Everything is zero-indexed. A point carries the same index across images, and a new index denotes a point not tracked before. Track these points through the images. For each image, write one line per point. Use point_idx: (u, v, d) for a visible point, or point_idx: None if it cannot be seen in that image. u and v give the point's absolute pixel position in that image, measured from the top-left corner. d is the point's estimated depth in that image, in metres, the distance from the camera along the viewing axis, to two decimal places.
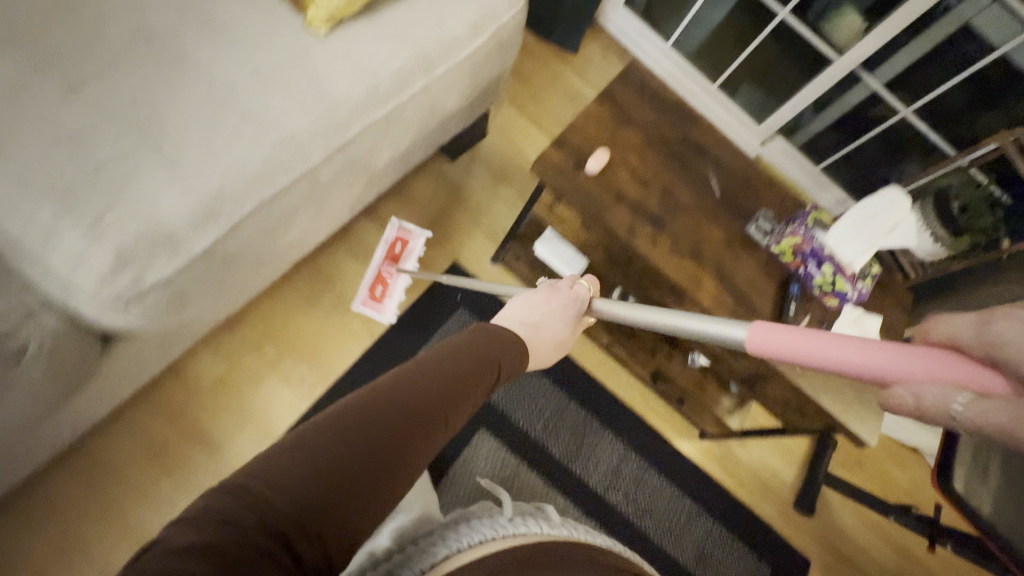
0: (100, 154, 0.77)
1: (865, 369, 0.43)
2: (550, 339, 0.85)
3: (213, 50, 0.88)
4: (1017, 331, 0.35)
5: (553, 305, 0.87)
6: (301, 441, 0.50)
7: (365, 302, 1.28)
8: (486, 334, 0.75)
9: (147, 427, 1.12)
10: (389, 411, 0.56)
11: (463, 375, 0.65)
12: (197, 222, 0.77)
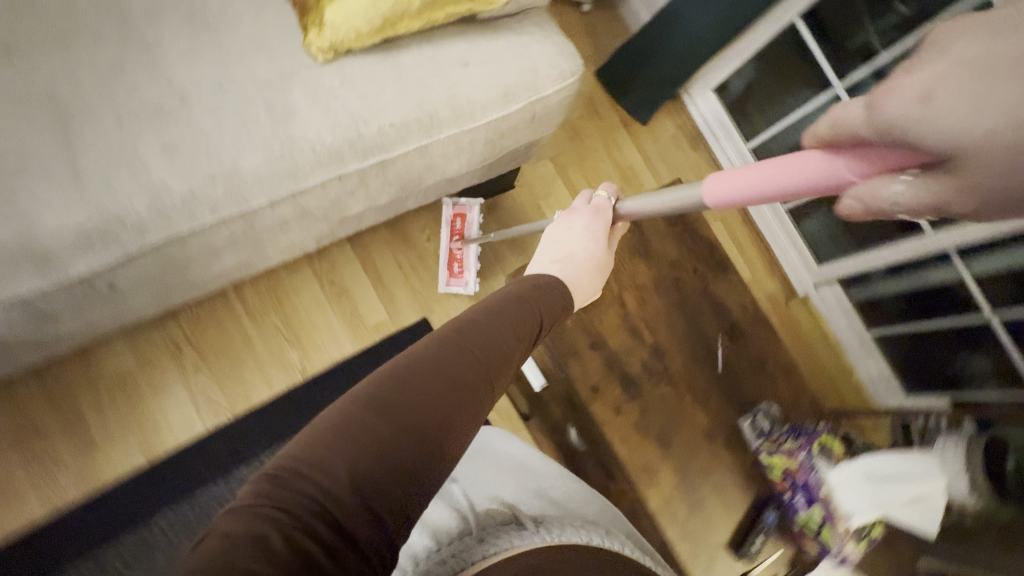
0: (5, 141, 0.69)
1: (816, 180, 0.40)
2: (587, 266, 0.72)
3: (186, 53, 0.79)
4: (902, 105, 0.31)
5: (576, 226, 0.74)
6: (345, 416, 0.41)
7: (447, 280, 1.33)
8: (531, 281, 0.63)
9: (33, 403, 1.06)
10: (443, 369, 0.46)
11: (525, 324, 0.56)
12: (79, 247, 0.69)
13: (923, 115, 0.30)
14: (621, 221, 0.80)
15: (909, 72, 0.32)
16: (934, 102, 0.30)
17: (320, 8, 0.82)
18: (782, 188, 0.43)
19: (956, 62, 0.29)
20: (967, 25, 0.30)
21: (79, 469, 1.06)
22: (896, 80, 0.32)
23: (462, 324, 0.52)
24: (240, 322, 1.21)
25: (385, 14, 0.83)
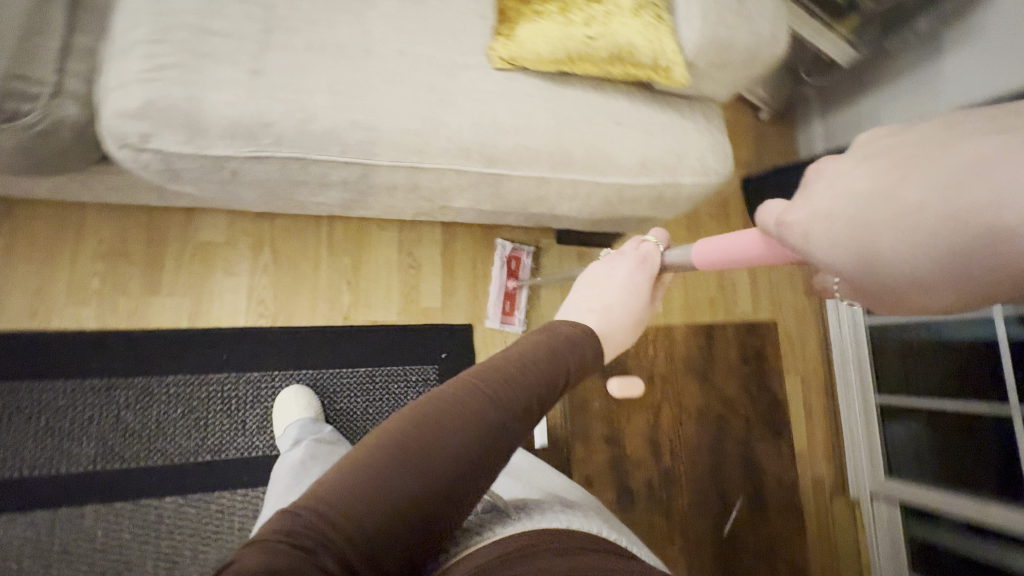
0: (219, 25, 0.79)
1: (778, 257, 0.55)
2: (625, 320, 0.66)
3: (389, 13, 0.87)
4: (793, 227, 0.43)
5: (618, 275, 0.68)
6: (359, 466, 0.43)
7: (500, 316, 1.36)
8: (563, 330, 0.58)
9: (132, 232, 1.19)
10: (450, 425, 0.46)
11: (556, 372, 0.53)
12: (226, 133, 0.77)
13: (803, 242, 0.43)
14: (668, 271, 0.74)
15: (795, 205, 0.44)
16: (810, 240, 0.42)
17: (516, 21, 0.87)
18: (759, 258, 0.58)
19: (818, 210, 0.42)
20: (831, 181, 0.41)
21: (134, 304, 1.17)
22: (788, 211, 0.44)
23: (483, 375, 0.50)
24: (318, 249, 1.29)
25: (569, 49, 0.87)
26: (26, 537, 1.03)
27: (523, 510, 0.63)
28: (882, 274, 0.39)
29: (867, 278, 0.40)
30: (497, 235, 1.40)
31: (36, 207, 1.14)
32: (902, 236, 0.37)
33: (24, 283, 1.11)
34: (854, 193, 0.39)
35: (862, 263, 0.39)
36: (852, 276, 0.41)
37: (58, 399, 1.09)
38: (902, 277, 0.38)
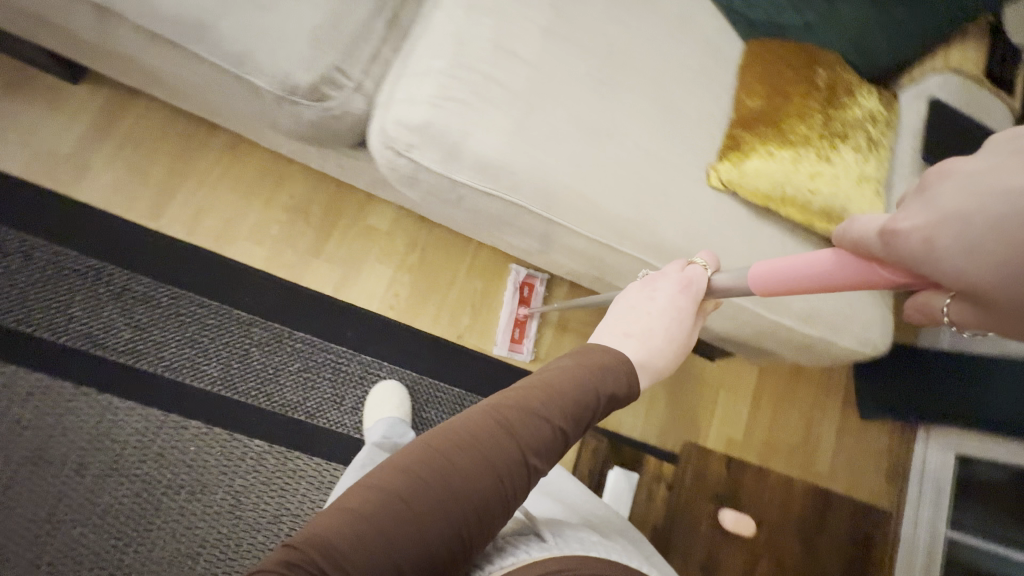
0: (504, 78, 0.90)
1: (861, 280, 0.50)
2: (665, 345, 0.66)
3: (637, 108, 0.96)
4: (912, 225, 0.43)
5: (658, 300, 0.69)
6: (362, 505, 0.45)
7: (506, 342, 1.35)
8: (593, 358, 0.60)
9: (318, 198, 1.30)
10: (464, 457, 0.49)
11: (568, 407, 0.55)
12: (476, 167, 0.87)
13: (926, 244, 0.43)
14: (712, 299, 0.74)
15: (912, 211, 0.44)
16: (935, 241, 0.42)
17: (746, 152, 0.94)
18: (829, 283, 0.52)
19: (947, 213, 0.42)
20: (953, 178, 0.43)
21: (296, 260, 1.27)
22: (901, 217, 0.45)
23: (499, 409, 0.53)
24: (457, 266, 1.37)
25: (787, 192, 0.92)
26: (137, 429, 1.12)
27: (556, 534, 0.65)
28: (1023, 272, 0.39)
29: (1011, 285, 0.39)
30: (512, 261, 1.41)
31: (254, 148, 1.27)
32: None
33: (219, 209, 1.23)
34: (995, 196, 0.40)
35: (1004, 259, 0.39)
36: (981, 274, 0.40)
37: (208, 318, 1.18)
38: None
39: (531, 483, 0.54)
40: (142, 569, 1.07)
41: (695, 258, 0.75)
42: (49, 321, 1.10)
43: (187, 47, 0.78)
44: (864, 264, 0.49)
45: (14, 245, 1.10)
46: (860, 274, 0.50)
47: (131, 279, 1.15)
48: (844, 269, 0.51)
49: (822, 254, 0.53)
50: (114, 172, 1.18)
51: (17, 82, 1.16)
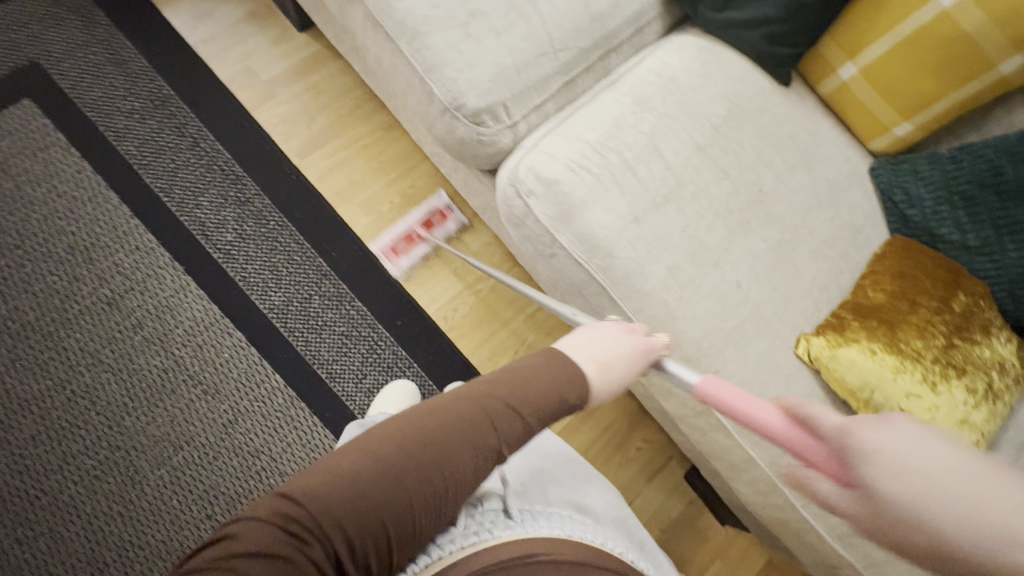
0: (642, 170, 0.93)
1: (780, 434, 0.59)
2: (617, 382, 0.74)
3: (753, 249, 0.95)
4: (861, 431, 0.46)
5: (627, 343, 0.77)
6: (348, 469, 0.55)
7: (384, 251, 1.32)
8: (561, 369, 0.69)
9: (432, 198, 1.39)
10: (445, 436, 0.58)
11: (532, 404, 0.64)
12: (579, 236, 0.90)
13: (866, 449, 0.45)
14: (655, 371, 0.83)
15: (874, 424, 0.46)
16: (873, 452, 0.44)
17: (846, 338, 0.90)
18: (766, 423, 0.60)
19: (888, 444, 0.43)
20: (907, 423, 0.44)
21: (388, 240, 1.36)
22: (858, 421, 0.47)
23: (475, 399, 0.62)
24: (520, 311, 1.38)
25: (871, 394, 0.87)
26: (194, 316, 1.22)
27: (526, 508, 0.66)
28: (925, 531, 0.40)
29: (894, 510, 0.41)
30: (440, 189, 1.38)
31: (403, 135, 1.40)
32: (950, 519, 0.38)
33: (350, 171, 1.36)
34: (949, 459, 0.40)
35: (886, 493, 0.42)
36: (907, 504, 0.41)
37: (296, 253, 1.30)
38: (902, 529, 0.41)
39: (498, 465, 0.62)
40: (133, 436, 1.15)
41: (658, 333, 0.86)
42: (183, 198, 1.26)
43: (397, 41, 0.90)
44: (787, 429, 0.58)
45: (190, 130, 1.29)
46: (787, 438, 0.58)
47: (257, 196, 1.30)
48: (782, 431, 0.58)
49: (780, 409, 0.60)
50: (290, 106, 1.35)
51: (260, 13, 1.38)
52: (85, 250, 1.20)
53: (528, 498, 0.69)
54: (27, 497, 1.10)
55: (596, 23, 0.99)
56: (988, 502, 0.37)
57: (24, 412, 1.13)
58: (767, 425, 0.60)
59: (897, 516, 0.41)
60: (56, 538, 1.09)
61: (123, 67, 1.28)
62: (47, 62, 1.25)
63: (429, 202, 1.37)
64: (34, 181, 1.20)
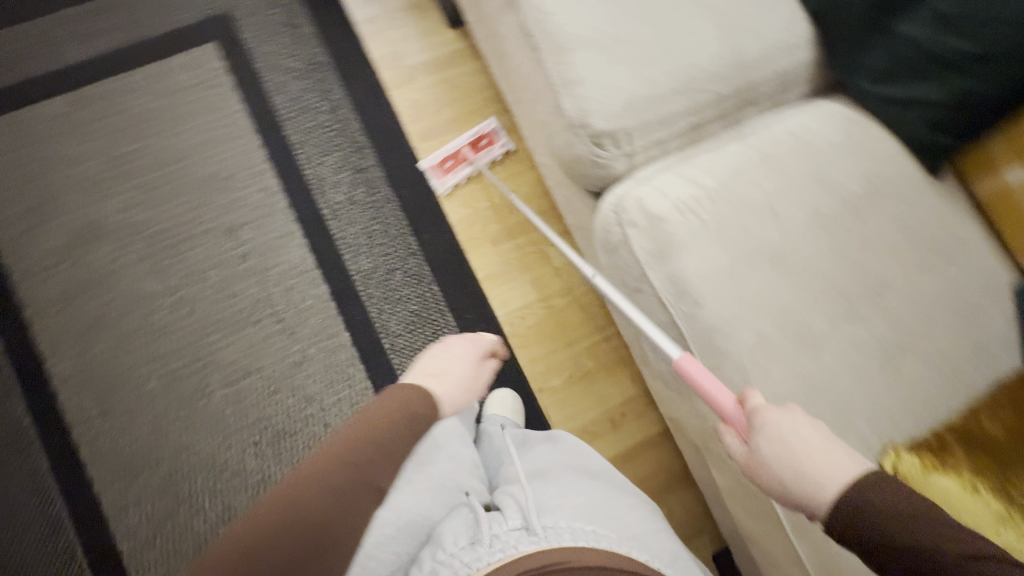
0: (753, 228, 0.89)
1: (717, 403, 0.77)
2: (458, 387, 0.88)
3: (856, 339, 0.88)
4: (768, 413, 0.71)
5: (458, 354, 0.93)
6: (231, 556, 0.60)
7: (432, 166, 1.40)
8: (401, 398, 0.75)
9: (528, 206, 1.43)
10: (319, 496, 0.64)
11: (380, 441, 0.69)
12: (670, 278, 0.88)
13: (774, 423, 0.70)
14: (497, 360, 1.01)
15: (776, 410, 0.72)
16: (773, 426, 0.70)
17: (942, 466, 0.81)
18: (717, 398, 0.77)
19: (784, 422, 0.70)
20: (793, 411, 0.72)
21: (477, 235, 1.40)
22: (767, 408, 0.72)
23: (324, 456, 0.67)
24: (584, 335, 1.39)
25: None
26: (292, 261, 1.33)
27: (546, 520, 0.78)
28: (783, 471, 0.68)
29: (782, 463, 0.68)
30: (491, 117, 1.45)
31: (518, 141, 1.45)
32: (811, 467, 0.66)
33: (460, 163, 1.43)
34: (809, 435, 0.69)
35: (773, 448, 0.69)
36: (780, 458, 0.68)
37: (393, 227, 1.37)
38: (785, 472, 0.68)
39: (376, 493, 0.68)
40: (214, 351, 1.27)
41: (486, 335, 1.02)
42: (310, 154, 1.38)
43: (543, 53, 0.93)
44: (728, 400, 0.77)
45: (333, 95, 1.41)
46: (719, 406, 0.77)
47: (374, 167, 1.40)
48: (720, 403, 0.77)
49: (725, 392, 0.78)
50: (423, 93, 1.45)
51: (420, 3, 1.49)
52: (220, 180, 1.33)
53: (545, 511, 0.80)
54: (118, 380, 1.24)
55: (740, 73, 0.98)
56: (817, 459, 0.67)
57: (133, 307, 1.26)
58: (713, 397, 0.78)
59: (774, 463, 0.69)
60: (132, 421, 1.23)
61: (295, 29, 1.42)
62: (233, 11, 1.40)
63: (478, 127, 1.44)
64: (198, 111, 1.36)
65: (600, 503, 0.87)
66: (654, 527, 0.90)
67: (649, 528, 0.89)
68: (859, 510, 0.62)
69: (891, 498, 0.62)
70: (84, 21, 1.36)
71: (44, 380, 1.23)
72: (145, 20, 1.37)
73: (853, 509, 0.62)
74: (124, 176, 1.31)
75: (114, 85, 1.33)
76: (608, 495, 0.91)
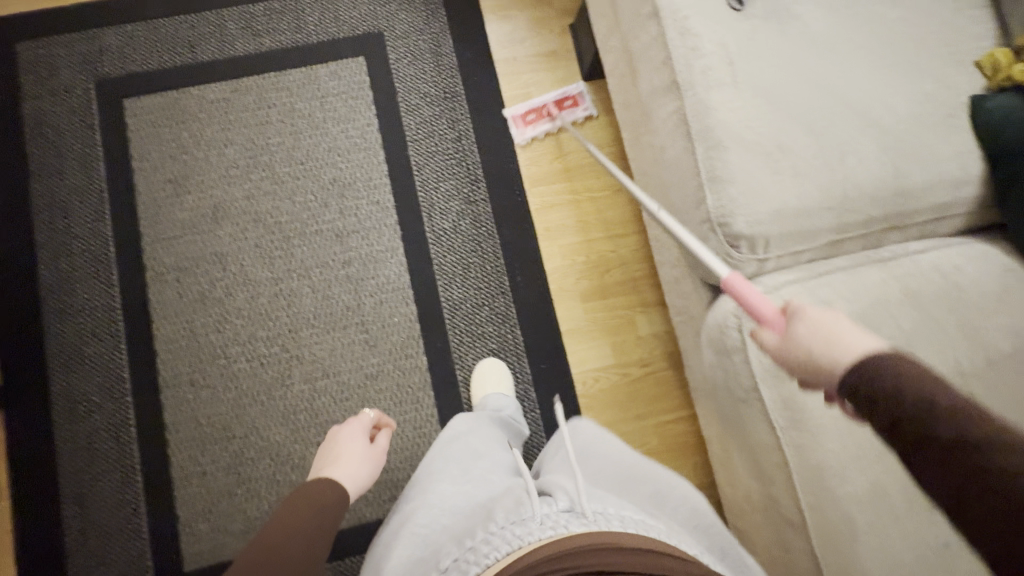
0: None
1: (756, 305, 0.73)
2: (362, 468, 1.06)
3: None
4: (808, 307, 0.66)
5: (335, 435, 1.14)
6: None
7: (515, 116, 1.46)
8: (309, 488, 0.92)
9: (625, 269, 1.41)
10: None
11: (305, 518, 0.84)
12: (784, 401, 0.85)
13: (814, 317, 0.64)
14: (384, 424, 1.20)
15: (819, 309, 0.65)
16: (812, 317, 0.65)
17: None
18: (759, 306, 0.73)
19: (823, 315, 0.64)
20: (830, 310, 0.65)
21: (570, 287, 1.40)
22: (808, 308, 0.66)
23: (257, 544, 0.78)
24: (655, 411, 1.35)
25: None
26: (388, 276, 1.37)
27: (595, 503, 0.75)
28: (815, 350, 0.63)
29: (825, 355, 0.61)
30: (581, 82, 1.49)
31: (627, 202, 1.45)
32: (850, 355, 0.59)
33: (568, 213, 1.43)
34: (849, 324, 0.62)
35: (806, 330, 0.64)
36: (813, 339, 0.63)
37: (489, 263, 1.39)
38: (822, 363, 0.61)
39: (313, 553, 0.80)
40: (301, 346, 1.32)
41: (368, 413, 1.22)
42: (427, 178, 1.42)
43: (696, 144, 0.91)
44: (767, 307, 0.72)
45: (460, 125, 1.45)
46: (757, 312, 0.73)
47: (484, 201, 1.42)
48: (757, 305, 0.73)
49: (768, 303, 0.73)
50: (545, 138, 1.46)
51: (559, 51, 1.51)
52: (341, 187, 1.40)
53: (596, 495, 0.77)
54: (211, 354, 1.31)
55: (897, 198, 0.93)
56: (855, 343, 0.60)
57: (239, 289, 1.33)
58: (751, 301, 0.73)
59: (809, 349, 0.63)
60: (215, 396, 1.29)
61: (437, 56, 1.47)
62: (385, 30, 1.47)
63: (567, 90, 1.49)
64: (334, 119, 1.43)
65: (644, 489, 0.84)
66: (706, 518, 0.82)
67: (700, 517, 0.83)
68: (870, 377, 0.56)
69: (911, 369, 0.55)
70: (253, 18, 1.46)
71: (146, 340, 1.30)
72: (307, 26, 1.46)
73: (859, 376, 0.57)
74: (258, 167, 1.39)
75: (266, 82, 1.43)
76: (655, 481, 0.85)
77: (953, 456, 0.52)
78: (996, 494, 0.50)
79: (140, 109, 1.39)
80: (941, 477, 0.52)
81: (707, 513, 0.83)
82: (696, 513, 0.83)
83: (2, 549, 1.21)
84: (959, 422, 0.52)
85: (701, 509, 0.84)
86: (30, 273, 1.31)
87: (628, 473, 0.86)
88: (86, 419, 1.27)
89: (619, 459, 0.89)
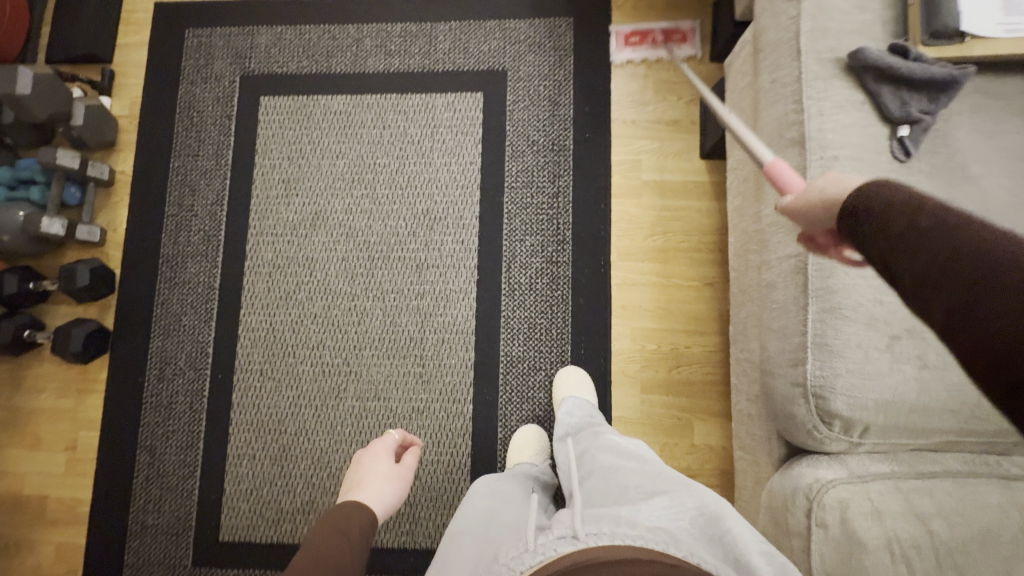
0: None
1: (782, 178, 0.71)
2: (393, 494, 0.97)
3: None
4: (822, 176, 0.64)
5: (362, 452, 1.07)
6: None
7: (619, 33, 1.45)
8: (340, 508, 0.84)
9: (696, 368, 1.33)
10: None
11: (341, 542, 0.76)
12: None
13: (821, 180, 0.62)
14: (411, 445, 1.13)
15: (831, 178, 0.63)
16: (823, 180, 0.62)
17: None
18: (786, 180, 0.71)
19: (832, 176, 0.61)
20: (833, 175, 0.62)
21: (632, 374, 1.34)
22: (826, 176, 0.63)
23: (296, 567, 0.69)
24: None
25: None
26: (455, 317, 1.38)
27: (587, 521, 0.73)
28: (819, 198, 0.60)
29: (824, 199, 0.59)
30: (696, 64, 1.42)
31: (716, 298, 1.35)
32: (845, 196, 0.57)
33: (650, 296, 1.36)
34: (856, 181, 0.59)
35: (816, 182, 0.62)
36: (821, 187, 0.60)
37: (556, 328, 1.36)
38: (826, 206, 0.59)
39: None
40: (361, 364, 1.38)
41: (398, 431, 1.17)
42: (516, 229, 1.40)
43: None
44: (790, 182, 0.71)
45: (560, 181, 1.41)
46: (779, 182, 0.71)
47: (566, 264, 1.38)
48: (783, 178, 0.71)
49: (795, 179, 0.71)
50: (644, 211, 1.39)
51: (682, 120, 1.41)
52: (431, 219, 1.42)
53: (595, 518, 0.73)
54: (282, 350, 1.40)
55: None
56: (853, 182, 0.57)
57: (320, 296, 1.41)
58: (776, 173, 0.71)
59: (814, 197, 0.61)
60: (278, 390, 1.39)
61: (554, 106, 1.43)
62: (509, 69, 1.45)
63: (680, 25, 1.44)
64: (440, 150, 1.44)
65: (648, 497, 0.79)
66: (726, 524, 0.73)
67: (710, 518, 0.75)
68: (861, 205, 0.53)
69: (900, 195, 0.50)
70: (389, 37, 1.50)
71: (232, 323, 1.42)
72: (436, 53, 1.48)
73: (856, 200, 0.54)
74: (361, 183, 1.45)
75: (387, 102, 1.47)
76: (669, 494, 0.79)
77: (919, 247, 0.46)
78: (974, 254, 0.43)
79: (272, 108, 1.49)
80: (921, 259, 0.46)
81: (728, 516, 0.74)
82: (715, 518, 0.74)
83: (84, 472, 1.40)
84: (936, 210, 0.47)
85: (722, 513, 0.75)
86: (155, 239, 1.47)
87: (631, 485, 0.83)
88: (170, 380, 1.42)
89: (631, 479, 0.84)
